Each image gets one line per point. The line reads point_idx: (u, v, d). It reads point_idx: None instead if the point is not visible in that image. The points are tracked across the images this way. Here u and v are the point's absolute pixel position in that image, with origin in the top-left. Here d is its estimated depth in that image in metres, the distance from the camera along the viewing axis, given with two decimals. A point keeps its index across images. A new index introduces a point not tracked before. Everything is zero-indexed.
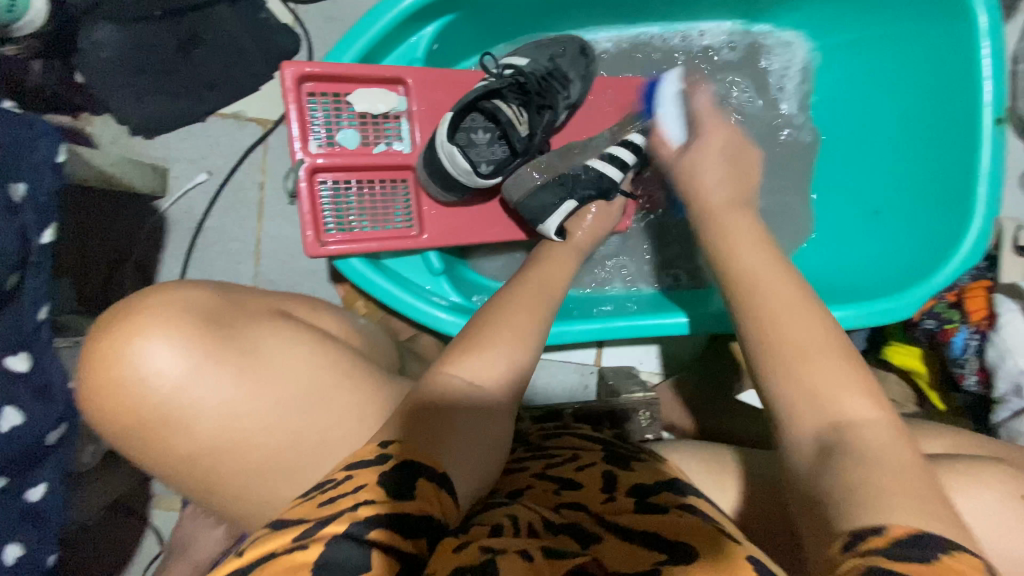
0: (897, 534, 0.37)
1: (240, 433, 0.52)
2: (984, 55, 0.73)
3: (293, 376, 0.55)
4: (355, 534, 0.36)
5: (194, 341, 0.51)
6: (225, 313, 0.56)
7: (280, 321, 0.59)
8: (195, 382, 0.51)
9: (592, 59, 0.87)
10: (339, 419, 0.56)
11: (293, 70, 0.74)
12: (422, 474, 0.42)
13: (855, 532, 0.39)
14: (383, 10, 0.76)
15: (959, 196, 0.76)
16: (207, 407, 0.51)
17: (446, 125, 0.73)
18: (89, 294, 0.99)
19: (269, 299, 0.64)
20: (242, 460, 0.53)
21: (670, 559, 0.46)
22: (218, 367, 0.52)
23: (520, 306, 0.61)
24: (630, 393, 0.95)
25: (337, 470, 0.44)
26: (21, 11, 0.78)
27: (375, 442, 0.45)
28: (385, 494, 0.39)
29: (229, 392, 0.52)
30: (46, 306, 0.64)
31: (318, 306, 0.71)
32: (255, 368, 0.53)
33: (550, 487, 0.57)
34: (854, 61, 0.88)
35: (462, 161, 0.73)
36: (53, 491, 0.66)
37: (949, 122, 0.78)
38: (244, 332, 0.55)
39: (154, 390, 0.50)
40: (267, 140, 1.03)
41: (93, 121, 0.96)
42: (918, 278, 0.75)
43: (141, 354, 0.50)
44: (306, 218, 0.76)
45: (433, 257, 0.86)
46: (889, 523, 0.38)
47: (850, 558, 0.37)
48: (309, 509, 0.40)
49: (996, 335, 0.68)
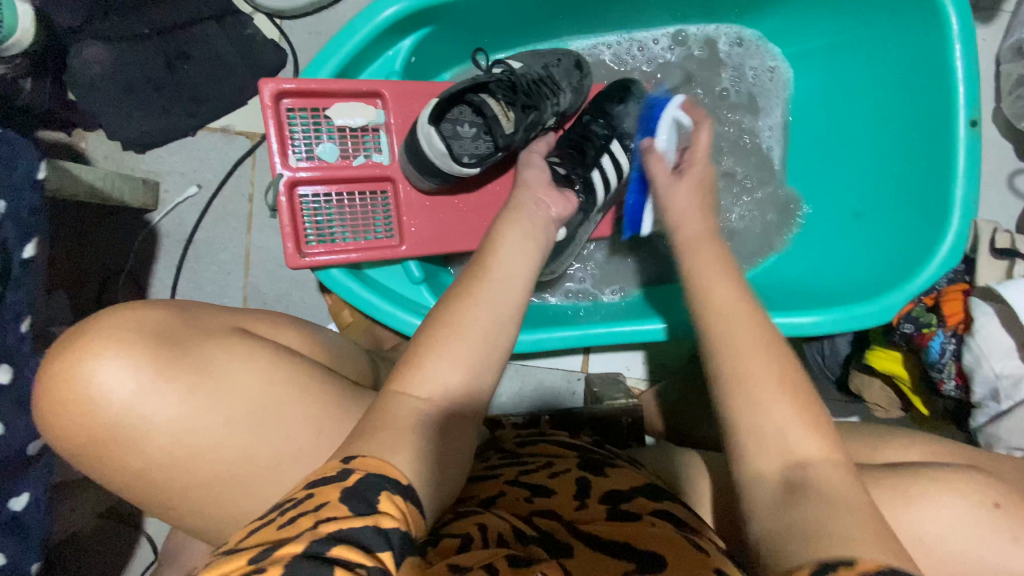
0: (865, 568, 0.39)
1: (198, 448, 0.55)
2: (956, 57, 0.73)
3: (243, 394, 0.57)
4: (315, 553, 0.36)
5: (143, 360, 0.53)
6: (178, 330, 0.58)
7: (236, 335, 0.61)
8: (143, 401, 0.53)
9: (587, 72, 0.88)
10: (292, 435, 0.58)
11: (271, 86, 0.75)
12: (387, 490, 0.43)
13: (824, 562, 0.40)
14: (359, 25, 0.77)
15: (937, 199, 0.75)
16: (158, 424, 0.54)
17: (429, 109, 0.73)
18: (81, 307, 1.01)
19: (232, 316, 0.66)
20: (203, 474, 0.55)
21: (639, 569, 0.46)
22: (167, 386, 0.54)
23: (481, 306, 0.58)
24: (614, 399, 0.95)
25: (297, 490, 0.43)
26: (10, 28, 0.78)
27: (339, 457, 0.46)
28: (347, 510, 0.40)
29: (177, 410, 0.54)
30: (29, 319, 0.66)
31: (281, 320, 0.72)
32: (206, 385, 0.56)
33: (523, 495, 0.57)
34: (829, 65, 0.88)
35: (439, 143, 0.73)
36: (37, 501, 0.67)
37: (925, 124, 0.77)
38: (196, 349, 0.57)
39: (105, 408, 0.52)
40: (255, 153, 1.05)
41: (87, 137, 1.01)
42: (897, 282, 0.75)
43: (94, 373, 0.52)
44: (285, 230, 0.77)
45: (412, 266, 0.87)
46: (857, 557, 0.40)
47: None
48: (268, 533, 0.39)
49: (972, 338, 0.68)
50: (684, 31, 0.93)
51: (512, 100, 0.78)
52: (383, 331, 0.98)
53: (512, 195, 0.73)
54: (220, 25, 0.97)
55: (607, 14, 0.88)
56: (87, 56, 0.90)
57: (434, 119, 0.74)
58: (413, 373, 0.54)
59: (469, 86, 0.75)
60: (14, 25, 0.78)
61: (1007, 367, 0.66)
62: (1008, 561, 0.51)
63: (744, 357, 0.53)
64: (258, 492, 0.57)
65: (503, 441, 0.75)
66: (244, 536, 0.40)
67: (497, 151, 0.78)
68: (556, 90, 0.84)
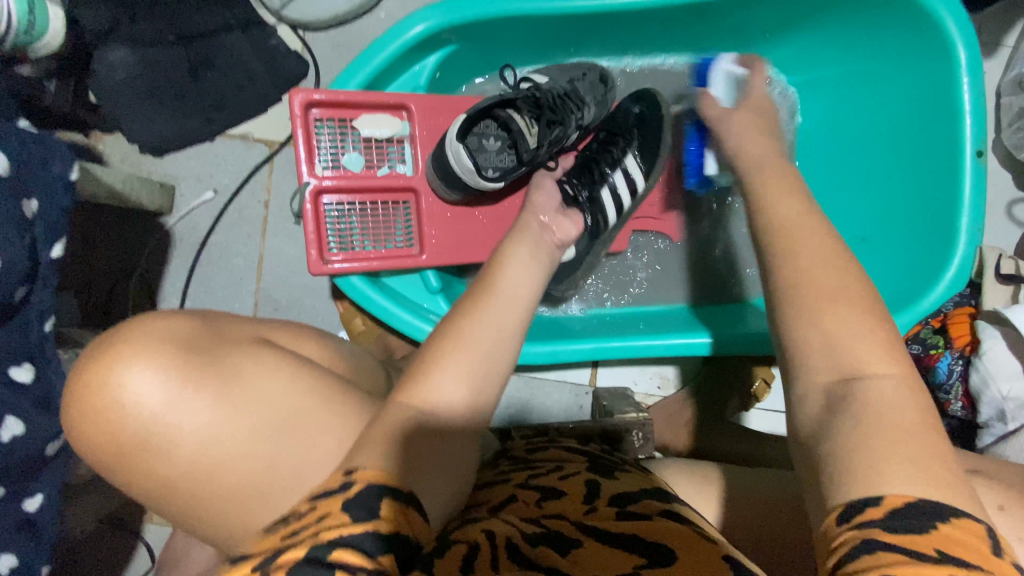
0: (893, 505, 0.37)
1: (220, 458, 0.55)
2: (964, 90, 0.76)
3: (266, 402, 0.58)
4: (316, 558, 0.39)
5: (171, 367, 0.54)
6: (206, 339, 0.59)
7: (259, 346, 0.62)
8: (173, 410, 0.53)
9: (610, 87, 0.90)
10: (316, 443, 0.58)
11: (301, 97, 0.76)
12: (388, 495, 0.44)
13: (848, 504, 0.39)
14: (388, 40, 0.79)
15: (943, 227, 0.78)
16: (183, 432, 0.54)
17: (458, 123, 0.75)
18: (92, 309, 1.00)
19: (252, 326, 0.66)
20: (222, 486, 0.55)
21: (649, 563, 0.48)
22: (196, 395, 0.55)
23: (504, 314, 0.59)
24: (624, 413, 0.96)
25: (303, 502, 0.45)
26: (40, 33, 0.78)
27: (341, 470, 0.47)
28: (348, 517, 0.41)
29: (204, 418, 0.55)
30: (52, 318, 0.66)
31: (299, 332, 0.73)
32: (231, 395, 0.56)
33: (533, 498, 0.58)
34: (840, 93, 0.91)
35: (467, 159, 0.75)
36: (49, 502, 0.67)
37: (932, 152, 0.81)
38: (222, 358, 0.58)
39: (136, 414, 0.53)
40: (273, 159, 1.06)
41: (104, 140, 1.01)
42: (905, 304, 0.77)
43: (126, 380, 0.53)
44: (310, 238, 0.78)
45: (431, 276, 0.89)
46: (886, 493, 0.38)
47: (847, 531, 0.38)
48: (274, 539, 0.41)
49: (981, 360, 0.70)
50: (704, 57, 0.95)
51: (538, 116, 0.80)
52: (395, 339, 0.98)
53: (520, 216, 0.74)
54: (245, 34, 0.99)
55: (628, 38, 0.91)
56: (111, 60, 0.91)
57: (463, 134, 0.76)
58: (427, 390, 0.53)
59: (497, 102, 0.77)
60: (44, 30, 0.79)
61: (1013, 390, 0.68)
62: None
63: None
64: (283, 495, 0.57)
65: (512, 449, 0.76)
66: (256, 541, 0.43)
67: (522, 165, 0.81)
68: (580, 105, 0.86)
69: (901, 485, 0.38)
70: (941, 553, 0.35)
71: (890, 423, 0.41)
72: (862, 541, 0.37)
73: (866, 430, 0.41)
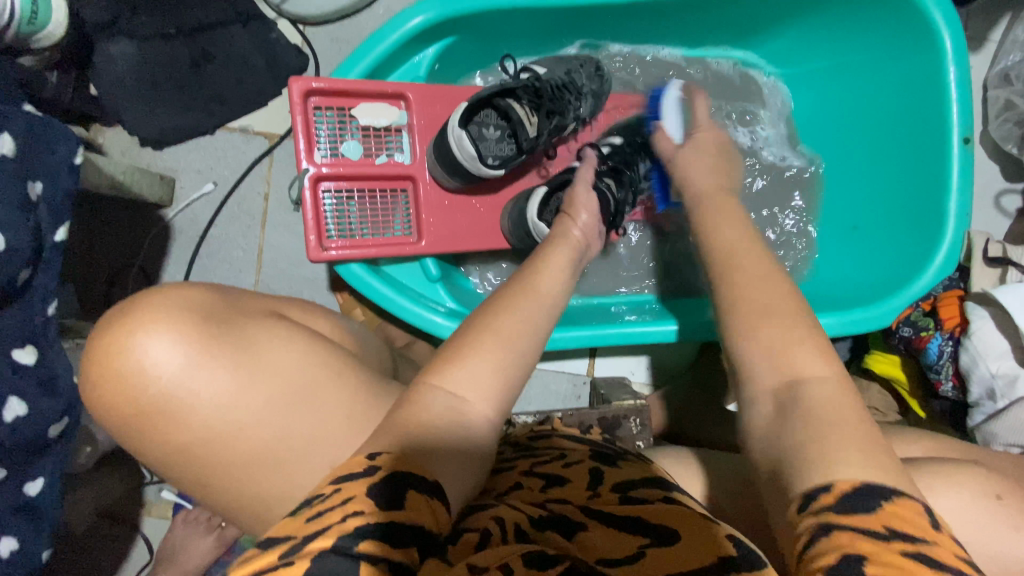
0: (843, 487, 0.42)
1: (243, 423, 0.57)
2: (951, 79, 0.78)
3: (283, 372, 0.59)
4: (344, 548, 0.38)
5: (193, 335, 0.56)
6: (224, 311, 0.61)
7: (271, 319, 0.64)
8: (192, 376, 0.55)
9: (607, 79, 0.91)
10: (316, 419, 0.59)
11: (300, 85, 0.78)
12: (411, 487, 0.44)
13: (807, 492, 0.43)
14: (388, 31, 0.80)
15: (931, 212, 0.80)
16: (204, 401, 0.56)
17: (459, 112, 0.76)
18: (92, 301, 1.01)
19: (266, 301, 0.70)
20: (242, 450, 0.57)
21: (653, 542, 0.49)
22: (214, 364, 0.56)
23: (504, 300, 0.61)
24: (620, 400, 0.97)
25: (325, 484, 0.45)
26: (43, 22, 0.79)
27: (363, 453, 0.47)
28: (374, 503, 0.41)
29: (224, 386, 0.56)
30: (55, 302, 0.67)
31: (310, 308, 0.76)
32: (252, 362, 0.58)
33: (537, 485, 0.59)
34: (831, 84, 0.93)
35: (469, 146, 0.76)
36: (50, 485, 0.67)
37: (921, 140, 0.83)
38: (243, 328, 0.60)
39: (153, 380, 0.54)
40: (272, 153, 1.07)
41: (105, 133, 1.03)
42: (897, 288, 0.79)
43: (145, 347, 0.54)
44: (307, 224, 0.79)
45: (430, 264, 0.90)
46: (837, 478, 0.43)
47: (806, 516, 0.42)
48: (297, 524, 0.41)
49: (969, 339, 0.72)
50: (700, 51, 0.97)
51: (537, 106, 0.82)
52: (394, 329, 0.99)
53: (554, 224, 0.77)
54: (246, 29, 1.00)
55: (627, 32, 0.92)
56: (113, 53, 0.92)
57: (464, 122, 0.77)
58: (446, 377, 0.55)
59: (497, 91, 0.79)
60: (46, 21, 0.80)
61: (1001, 367, 0.70)
62: (1012, 546, 0.53)
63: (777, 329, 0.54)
64: (287, 472, 0.58)
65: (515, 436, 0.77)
66: (275, 526, 0.42)
67: (521, 153, 0.82)
68: (578, 96, 0.87)
69: (850, 468, 0.43)
70: (887, 529, 0.39)
71: (831, 420, 0.47)
72: (821, 524, 0.40)
73: (815, 425, 0.47)
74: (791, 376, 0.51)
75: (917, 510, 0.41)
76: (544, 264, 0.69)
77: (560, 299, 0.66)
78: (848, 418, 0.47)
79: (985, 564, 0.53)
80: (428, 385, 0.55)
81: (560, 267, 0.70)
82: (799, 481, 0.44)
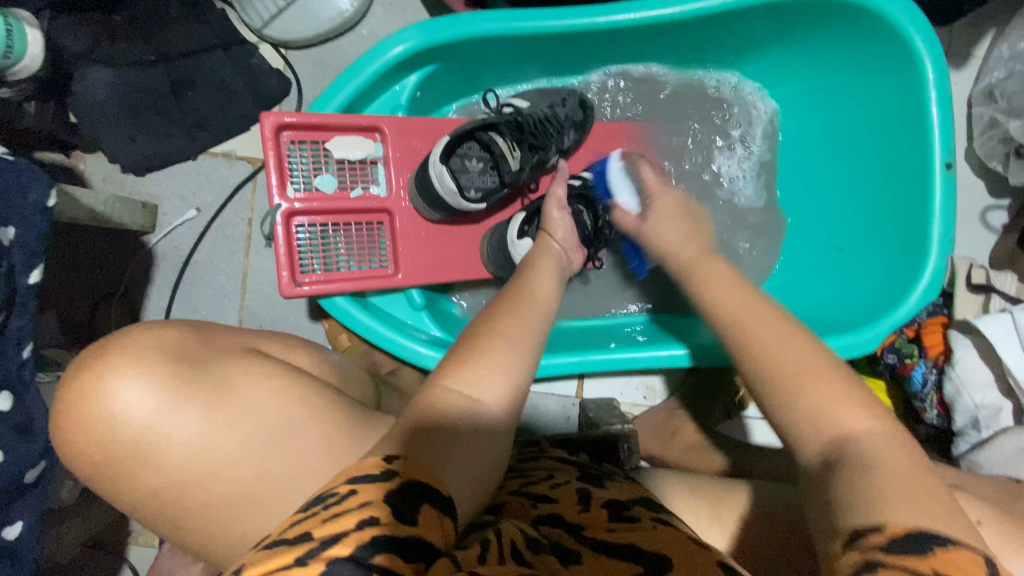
0: (894, 532, 0.40)
1: (214, 464, 0.56)
2: (932, 105, 0.78)
3: (255, 408, 0.59)
4: (359, 558, 0.37)
5: (162, 379, 0.56)
6: (198, 350, 0.61)
7: (247, 356, 0.63)
8: (162, 420, 0.55)
9: (590, 112, 0.91)
10: (296, 466, 0.59)
11: (272, 120, 0.77)
12: (426, 501, 0.43)
13: (855, 531, 0.41)
14: (367, 62, 0.80)
15: (914, 238, 0.80)
16: (175, 443, 0.55)
17: (440, 146, 0.76)
18: (74, 329, 1.00)
19: (245, 338, 0.69)
20: (219, 491, 0.56)
21: (645, 570, 0.47)
22: (186, 404, 0.56)
23: (494, 332, 0.60)
24: (609, 425, 0.97)
25: (338, 483, 0.44)
26: (19, 57, 0.79)
27: (378, 456, 0.46)
28: (389, 513, 0.40)
29: (193, 430, 0.56)
30: (30, 344, 0.66)
31: (289, 343, 0.76)
32: (223, 404, 0.58)
33: (528, 501, 0.58)
34: (815, 107, 0.93)
35: (450, 181, 0.76)
36: (29, 529, 0.66)
37: (904, 164, 0.82)
38: (215, 369, 0.60)
39: (125, 424, 0.54)
40: (256, 177, 1.06)
41: (86, 160, 1.02)
42: (881, 314, 0.79)
43: (115, 391, 0.54)
44: (280, 260, 0.78)
45: (414, 293, 0.89)
46: (888, 522, 0.41)
47: (851, 555, 0.40)
48: (313, 524, 0.41)
49: (953, 368, 0.72)
50: (684, 75, 0.96)
51: (519, 139, 0.81)
52: (381, 355, 0.99)
53: (530, 253, 0.77)
54: (227, 54, 0.99)
55: (609, 58, 0.92)
56: (92, 80, 0.90)
57: (445, 157, 0.77)
58: (464, 379, 0.55)
59: (478, 125, 0.78)
60: (22, 53, 0.79)
61: (985, 398, 0.70)
62: None
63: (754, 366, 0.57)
64: (267, 519, 0.57)
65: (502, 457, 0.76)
66: (291, 524, 0.42)
67: (504, 186, 0.81)
68: (561, 130, 0.86)
69: (909, 514, 0.41)
70: (936, 572, 0.37)
71: (888, 467, 0.45)
72: (865, 564, 0.39)
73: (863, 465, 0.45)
74: (787, 397, 0.51)
75: (974, 559, 0.39)
76: (537, 283, 0.70)
77: (544, 337, 0.64)
78: (899, 465, 0.45)
79: None
80: (444, 386, 0.54)
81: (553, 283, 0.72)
82: (850, 518, 0.42)
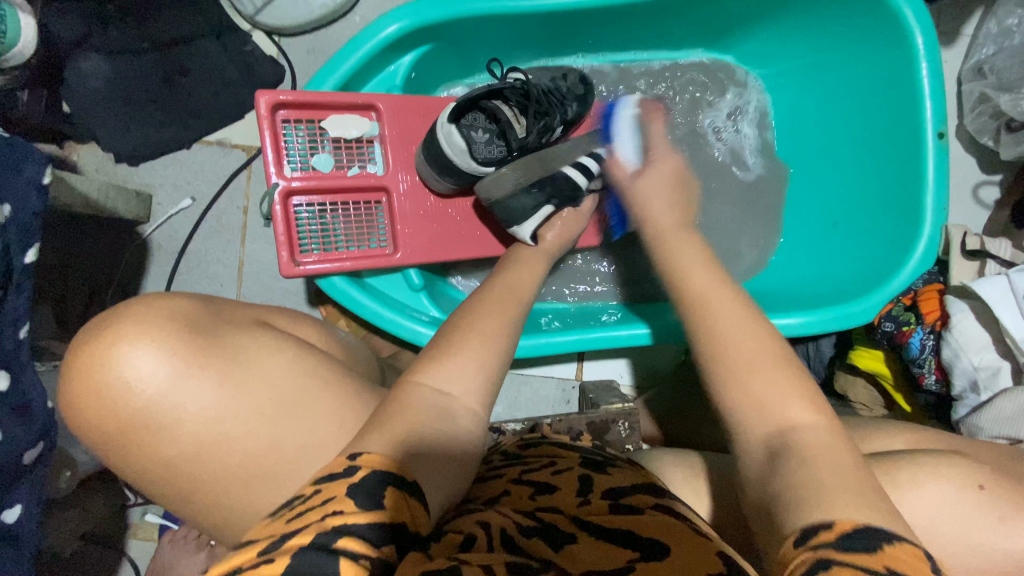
0: (843, 528, 0.39)
1: (227, 434, 0.56)
2: (923, 75, 0.79)
3: (269, 381, 0.59)
4: (322, 545, 0.36)
5: (174, 350, 0.55)
6: (205, 321, 0.60)
7: (257, 328, 0.64)
8: (176, 389, 0.55)
9: (591, 87, 0.91)
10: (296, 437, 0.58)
11: (267, 98, 0.77)
12: (389, 483, 0.42)
13: (805, 530, 0.40)
14: (362, 41, 0.80)
15: (909, 207, 0.81)
16: (190, 413, 0.55)
17: (447, 110, 0.76)
18: (70, 320, 0.99)
19: (251, 311, 0.69)
20: (230, 461, 0.56)
21: (642, 557, 0.46)
22: (200, 372, 0.56)
23: (488, 317, 0.63)
24: (609, 403, 0.97)
25: (305, 486, 0.43)
26: (13, 41, 0.79)
27: (345, 453, 0.45)
28: (353, 504, 0.39)
29: (209, 399, 0.56)
30: (27, 325, 0.65)
31: (296, 317, 0.76)
32: (236, 373, 0.57)
33: (525, 492, 0.56)
34: (809, 82, 0.93)
35: (458, 140, 0.76)
36: (29, 513, 0.65)
37: (896, 134, 0.83)
38: (226, 340, 0.60)
39: (137, 394, 0.54)
40: (250, 165, 1.05)
41: (78, 151, 0.99)
42: (877, 283, 0.79)
43: (126, 360, 0.53)
44: (279, 239, 0.78)
45: (413, 273, 0.89)
46: (835, 518, 0.40)
47: (803, 553, 0.38)
48: (278, 524, 0.39)
49: (950, 333, 0.72)
50: (677, 53, 0.97)
51: (525, 107, 0.82)
52: (380, 340, 0.99)
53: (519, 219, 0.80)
54: (219, 41, 0.99)
55: (603, 36, 0.92)
56: (85, 69, 0.91)
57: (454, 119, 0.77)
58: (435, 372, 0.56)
59: (484, 94, 0.78)
60: (15, 39, 0.79)
61: (982, 360, 0.71)
62: (997, 542, 0.52)
63: (752, 324, 0.57)
64: (266, 491, 0.57)
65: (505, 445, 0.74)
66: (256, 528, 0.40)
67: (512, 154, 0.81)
68: (563, 102, 0.86)
69: (842, 510, 0.40)
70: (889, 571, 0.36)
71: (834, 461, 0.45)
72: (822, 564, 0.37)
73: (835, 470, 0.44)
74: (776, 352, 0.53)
75: (918, 556, 0.38)
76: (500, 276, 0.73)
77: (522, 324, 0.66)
78: (841, 462, 0.45)
79: (970, 563, 0.52)
80: (414, 380, 0.55)
81: (529, 271, 0.74)
82: (796, 520, 0.41)
